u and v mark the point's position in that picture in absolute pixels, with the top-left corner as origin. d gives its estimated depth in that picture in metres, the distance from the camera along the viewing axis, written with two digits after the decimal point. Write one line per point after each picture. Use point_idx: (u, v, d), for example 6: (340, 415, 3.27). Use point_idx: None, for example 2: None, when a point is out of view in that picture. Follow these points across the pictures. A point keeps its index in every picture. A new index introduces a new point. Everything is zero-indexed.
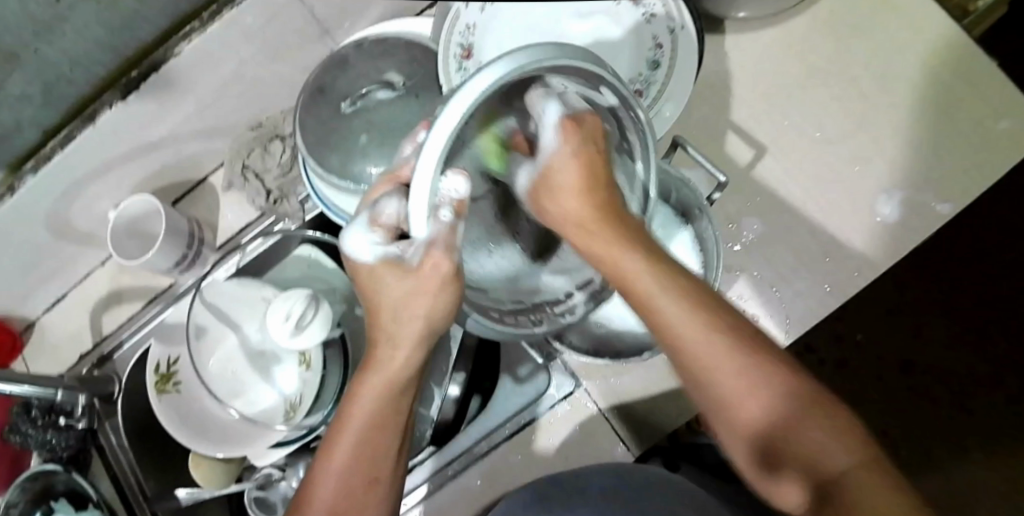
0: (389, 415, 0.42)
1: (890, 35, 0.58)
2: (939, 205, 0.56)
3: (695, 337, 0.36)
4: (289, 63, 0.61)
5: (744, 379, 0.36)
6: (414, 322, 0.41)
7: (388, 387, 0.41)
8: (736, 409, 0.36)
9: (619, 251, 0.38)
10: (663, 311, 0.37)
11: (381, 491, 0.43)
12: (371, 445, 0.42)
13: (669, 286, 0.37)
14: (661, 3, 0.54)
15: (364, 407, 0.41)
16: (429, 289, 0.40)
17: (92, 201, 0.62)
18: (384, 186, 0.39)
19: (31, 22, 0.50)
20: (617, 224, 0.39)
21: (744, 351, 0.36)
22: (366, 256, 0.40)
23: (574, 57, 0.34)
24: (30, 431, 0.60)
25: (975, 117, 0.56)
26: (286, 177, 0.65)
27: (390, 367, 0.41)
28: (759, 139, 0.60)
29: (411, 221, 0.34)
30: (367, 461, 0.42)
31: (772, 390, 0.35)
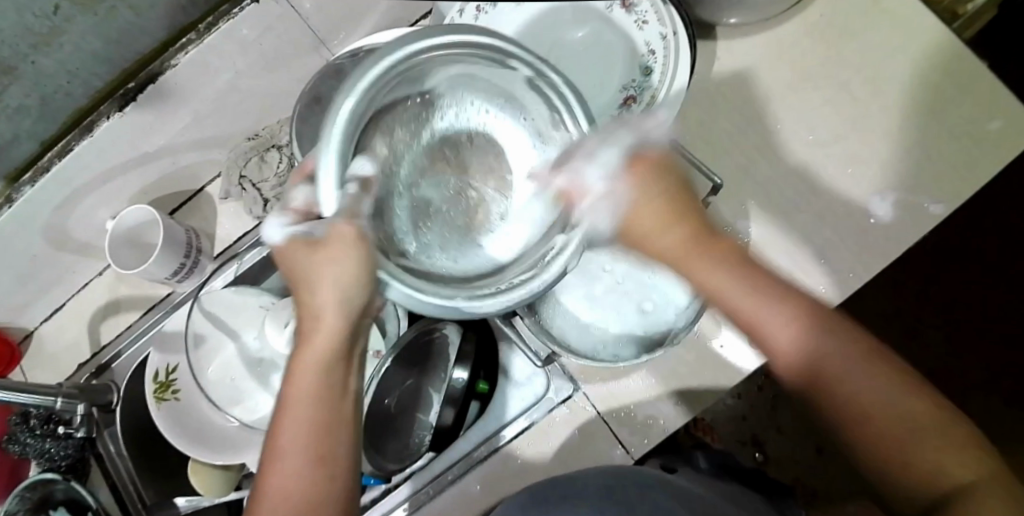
0: (329, 389, 0.41)
1: (881, 41, 0.59)
2: (933, 206, 0.57)
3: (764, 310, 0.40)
4: (286, 73, 0.62)
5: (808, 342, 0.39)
6: (329, 291, 0.41)
7: (321, 360, 0.41)
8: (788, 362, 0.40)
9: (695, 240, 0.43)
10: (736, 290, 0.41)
11: (338, 473, 0.41)
12: (318, 424, 0.41)
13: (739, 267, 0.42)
14: (652, 9, 0.55)
15: (302, 385, 0.41)
16: (337, 261, 0.40)
17: (88, 213, 0.62)
18: (298, 179, 0.42)
19: (28, 36, 0.51)
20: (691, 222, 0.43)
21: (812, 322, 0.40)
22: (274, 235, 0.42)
23: (460, 37, 0.38)
24: (30, 440, 0.61)
25: (967, 120, 0.57)
26: (282, 186, 0.63)
27: (317, 340, 0.42)
28: (752, 144, 0.60)
29: (320, 201, 0.36)
30: (316, 440, 0.40)
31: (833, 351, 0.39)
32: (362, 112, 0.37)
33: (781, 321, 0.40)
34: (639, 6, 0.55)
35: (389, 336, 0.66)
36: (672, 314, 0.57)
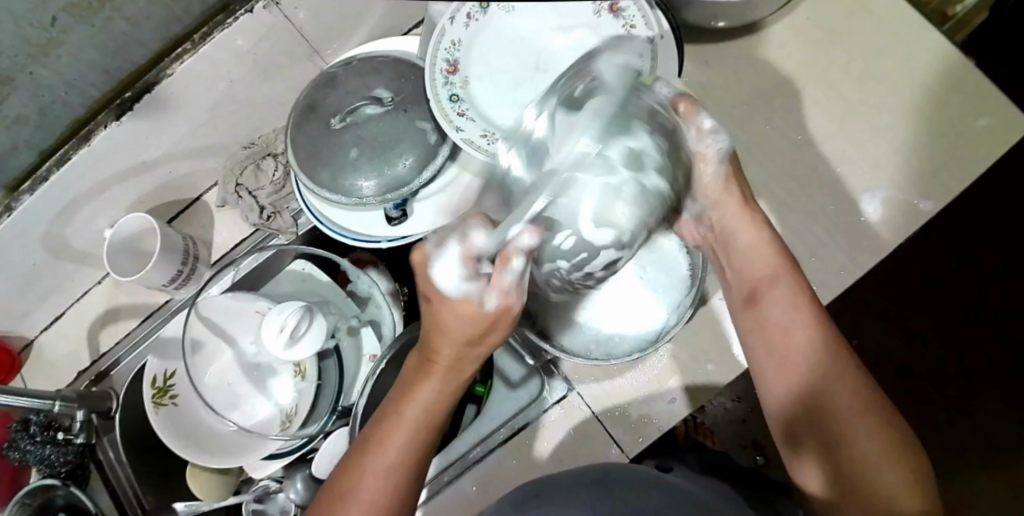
0: (436, 410, 0.47)
1: (863, 44, 0.60)
2: (920, 204, 0.57)
3: (784, 312, 0.46)
4: (280, 81, 0.63)
5: (810, 351, 0.44)
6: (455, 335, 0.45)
7: (443, 382, 0.47)
8: (792, 365, 0.45)
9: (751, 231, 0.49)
10: (767, 297, 0.47)
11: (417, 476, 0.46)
12: (420, 431, 0.46)
13: (779, 276, 0.47)
14: (639, 14, 0.56)
15: (406, 424, 0.46)
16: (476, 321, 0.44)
17: (86, 222, 0.63)
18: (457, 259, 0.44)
19: (26, 46, 0.50)
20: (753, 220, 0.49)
21: (822, 335, 0.45)
22: (451, 289, 0.44)
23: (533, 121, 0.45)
24: (30, 447, 0.61)
25: (952, 119, 0.57)
26: (278, 193, 0.65)
27: (445, 358, 0.47)
28: (741, 146, 0.61)
29: (443, 273, 0.44)
30: (404, 473, 0.45)
31: (830, 364, 0.43)
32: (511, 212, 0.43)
33: (798, 328, 0.45)
34: (627, 10, 0.56)
35: (385, 339, 0.68)
36: (663, 313, 0.58)
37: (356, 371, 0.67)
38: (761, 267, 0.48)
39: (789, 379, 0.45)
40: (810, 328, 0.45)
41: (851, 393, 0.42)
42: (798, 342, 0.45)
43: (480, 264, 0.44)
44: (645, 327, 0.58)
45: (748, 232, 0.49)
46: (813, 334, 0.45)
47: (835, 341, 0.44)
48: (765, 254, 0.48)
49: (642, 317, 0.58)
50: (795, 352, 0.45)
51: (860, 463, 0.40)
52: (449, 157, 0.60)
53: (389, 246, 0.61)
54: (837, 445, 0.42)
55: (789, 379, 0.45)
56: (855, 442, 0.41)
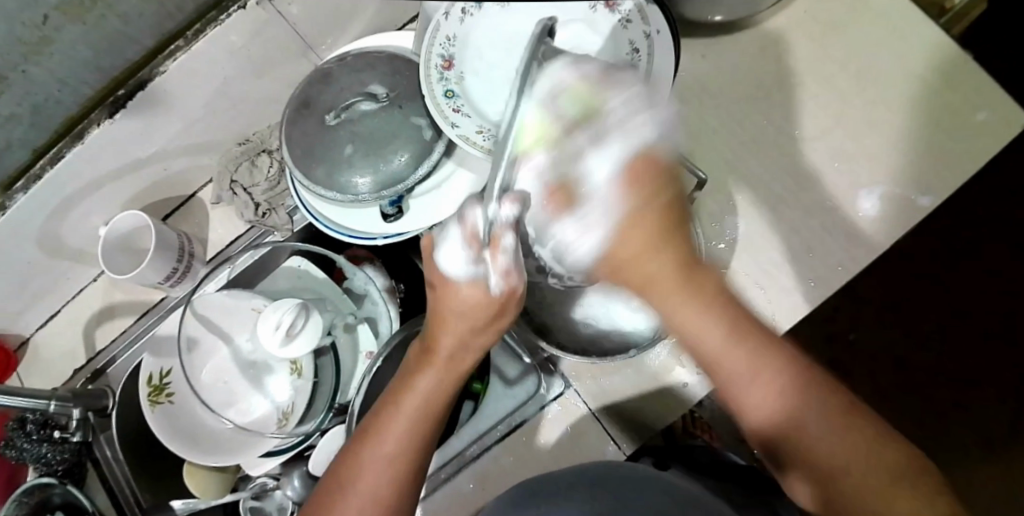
0: (436, 402, 0.47)
1: (860, 38, 0.60)
2: (917, 200, 0.57)
3: (733, 354, 0.41)
4: (275, 78, 0.62)
5: (772, 390, 0.41)
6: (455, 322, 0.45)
7: (442, 375, 0.47)
8: (760, 409, 0.41)
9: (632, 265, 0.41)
10: (707, 339, 0.41)
11: (416, 469, 0.46)
12: (419, 424, 0.46)
13: (705, 311, 0.41)
14: (636, 9, 0.56)
15: (404, 417, 0.46)
16: (481, 304, 0.44)
17: (81, 220, 0.62)
18: (466, 242, 0.41)
19: (19, 44, 0.49)
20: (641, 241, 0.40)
21: (776, 369, 0.41)
22: (458, 271, 0.43)
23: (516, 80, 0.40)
24: (28, 445, 0.60)
25: (948, 114, 0.57)
26: (273, 190, 0.65)
27: (446, 348, 0.46)
28: (737, 142, 0.61)
29: (447, 257, 0.43)
30: (409, 457, 0.45)
31: (794, 401, 0.41)
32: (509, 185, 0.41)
33: (750, 370, 0.41)
34: (622, 5, 0.56)
35: (381, 336, 0.68)
36: None
37: (353, 368, 0.67)
38: (700, 323, 0.41)
39: (765, 425, 0.42)
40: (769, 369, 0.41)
41: (826, 428, 0.40)
42: (759, 387, 0.41)
43: (482, 247, 0.41)
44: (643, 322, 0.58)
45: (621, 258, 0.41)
46: (777, 376, 0.41)
47: (792, 370, 0.41)
48: (694, 306, 0.41)
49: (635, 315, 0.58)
50: (761, 397, 0.41)
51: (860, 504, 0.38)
52: (444, 153, 0.60)
53: (384, 242, 0.61)
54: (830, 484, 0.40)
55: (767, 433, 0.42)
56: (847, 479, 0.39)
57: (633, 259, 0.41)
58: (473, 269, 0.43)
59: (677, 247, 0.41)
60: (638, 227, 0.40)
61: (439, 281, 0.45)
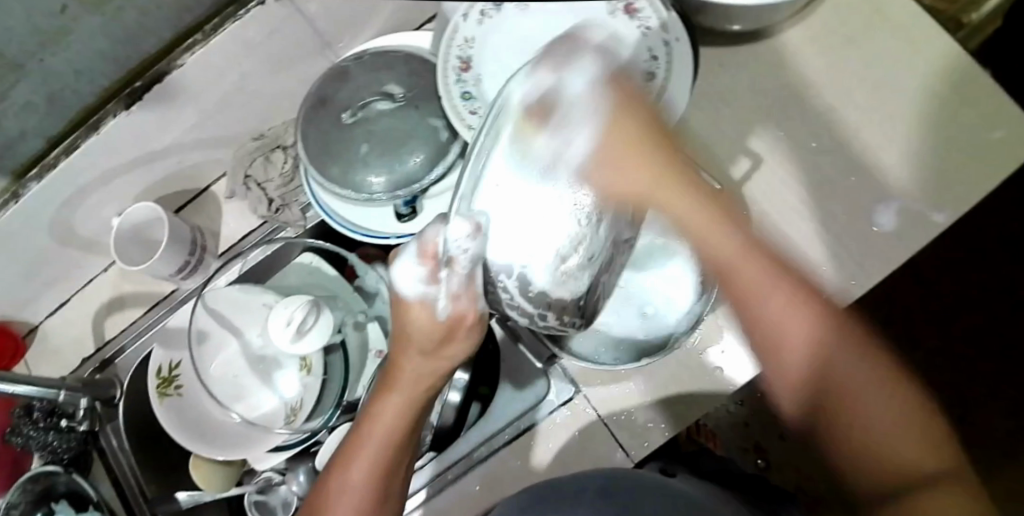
0: (403, 429, 0.48)
1: (879, 50, 0.59)
2: (934, 215, 0.57)
3: (771, 303, 0.39)
4: (292, 73, 0.62)
5: (808, 326, 0.39)
6: (412, 356, 0.47)
7: (404, 405, 0.48)
8: (793, 345, 0.39)
9: (712, 226, 0.41)
10: (732, 259, 0.40)
11: (388, 489, 0.49)
12: (388, 453, 0.48)
13: (720, 233, 0.41)
14: (656, 16, 0.56)
15: (371, 444, 0.48)
16: (436, 332, 0.45)
17: (94, 209, 0.62)
18: (423, 261, 0.42)
19: (36, 33, 0.49)
20: (663, 152, 0.40)
21: (804, 303, 0.39)
22: (411, 289, 0.44)
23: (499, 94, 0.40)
24: (33, 433, 0.61)
25: (971, 128, 0.57)
26: (286, 186, 0.65)
27: (407, 372, 0.48)
28: (754, 150, 0.61)
29: (399, 274, 0.44)
30: (374, 486, 0.48)
31: (830, 340, 0.38)
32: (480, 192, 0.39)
33: (792, 313, 0.39)
34: (643, 12, 0.56)
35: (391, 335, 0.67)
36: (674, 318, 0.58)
37: (362, 366, 0.66)
38: (716, 239, 0.41)
39: (794, 381, 0.39)
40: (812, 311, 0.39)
41: (866, 371, 0.38)
42: (799, 323, 0.39)
43: (438, 264, 0.42)
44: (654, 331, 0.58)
45: (704, 231, 0.41)
46: (805, 313, 0.39)
47: (837, 320, 0.39)
48: (696, 206, 0.41)
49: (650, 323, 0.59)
50: (790, 341, 0.39)
51: (881, 448, 0.37)
52: None
53: (397, 242, 0.61)
54: (870, 440, 0.38)
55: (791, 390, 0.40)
56: (865, 419, 0.38)
57: (619, 176, 0.40)
58: (422, 296, 0.44)
59: (651, 168, 0.40)
60: (658, 146, 0.40)
61: (398, 298, 0.46)
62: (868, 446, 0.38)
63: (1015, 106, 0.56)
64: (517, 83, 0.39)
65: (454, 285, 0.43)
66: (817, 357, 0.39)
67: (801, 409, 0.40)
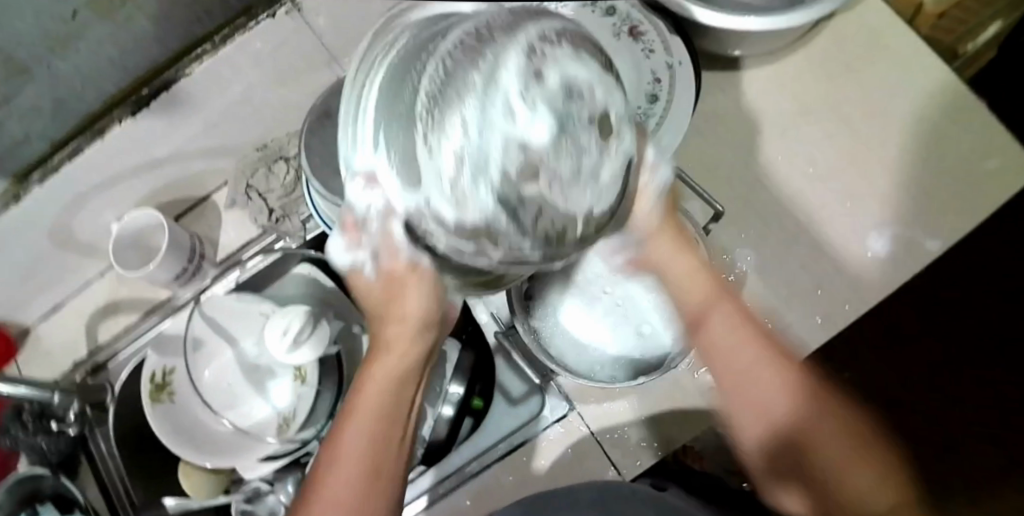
0: (390, 400, 0.45)
1: (875, 81, 0.61)
2: (926, 243, 0.58)
3: (745, 354, 0.44)
4: (297, 86, 0.63)
5: (780, 391, 0.42)
6: (392, 318, 0.46)
7: (389, 379, 0.45)
8: (763, 412, 0.43)
9: (723, 303, 0.46)
10: (715, 329, 0.45)
11: (383, 481, 0.42)
12: (374, 420, 0.43)
13: (699, 275, 0.47)
14: (659, 38, 0.57)
15: (354, 412, 0.43)
16: (399, 286, 0.44)
17: (94, 213, 0.62)
18: (347, 234, 0.42)
19: (46, 38, 0.49)
20: (687, 246, 0.48)
21: (774, 361, 0.43)
22: (340, 260, 0.44)
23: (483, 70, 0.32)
24: (22, 434, 0.60)
25: (962, 158, 0.59)
26: (287, 196, 0.67)
27: (388, 340, 0.46)
28: (751, 174, 0.62)
29: (333, 249, 0.44)
30: (365, 466, 0.42)
31: (800, 400, 0.42)
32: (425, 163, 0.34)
33: (748, 341, 0.44)
34: (646, 34, 0.57)
35: None
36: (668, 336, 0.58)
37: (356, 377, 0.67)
38: (695, 289, 0.47)
39: (764, 425, 0.43)
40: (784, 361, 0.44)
41: (831, 431, 0.41)
42: (771, 395, 0.43)
43: (356, 236, 0.41)
44: (647, 351, 0.59)
45: (679, 264, 0.48)
46: (766, 343, 0.44)
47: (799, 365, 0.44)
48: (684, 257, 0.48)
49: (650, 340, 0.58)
50: (767, 411, 0.43)
51: (828, 472, 0.41)
52: None
53: None
54: (833, 484, 0.41)
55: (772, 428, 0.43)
56: (830, 451, 0.41)
57: (673, 252, 0.48)
58: (357, 262, 0.44)
59: (678, 244, 0.48)
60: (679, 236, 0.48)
61: (358, 283, 0.46)
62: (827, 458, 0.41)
63: (1009, 139, 0.58)
64: (506, 70, 0.32)
65: (376, 243, 0.41)
66: (792, 416, 0.42)
67: (766, 475, 0.44)
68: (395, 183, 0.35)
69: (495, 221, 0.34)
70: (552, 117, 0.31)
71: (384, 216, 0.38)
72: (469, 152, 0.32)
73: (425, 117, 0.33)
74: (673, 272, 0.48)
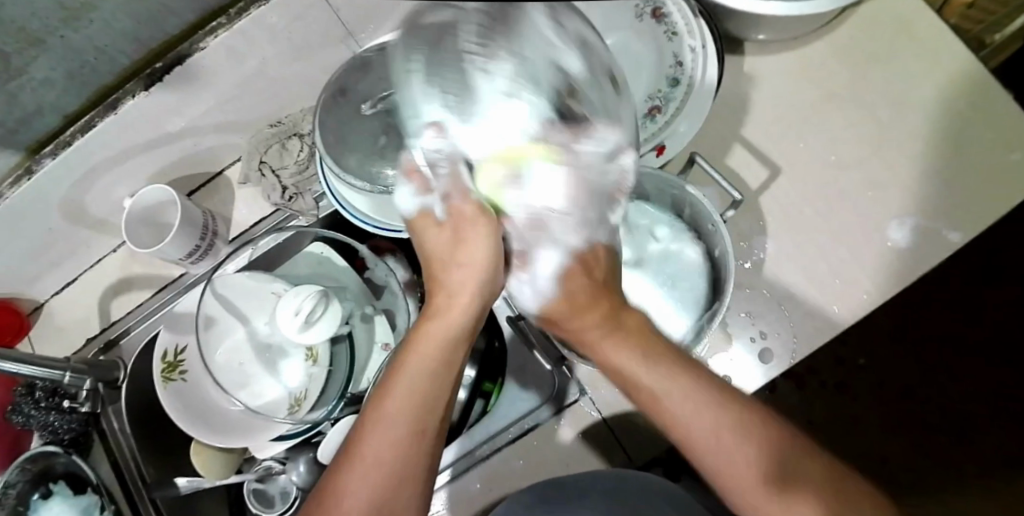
0: (447, 356, 0.43)
1: (904, 65, 0.59)
2: (949, 234, 0.57)
3: (705, 423, 0.41)
4: (312, 62, 0.62)
5: (752, 454, 0.40)
6: (460, 269, 0.44)
7: (444, 336, 0.43)
8: (743, 479, 0.40)
9: (668, 379, 0.42)
10: (673, 408, 0.42)
11: (428, 441, 0.41)
12: (430, 377, 0.42)
13: (642, 344, 0.44)
14: (683, 20, 0.56)
15: (411, 367, 0.42)
16: (464, 220, 0.43)
17: (106, 189, 0.62)
18: (410, 178, 0.44)
19: (59, 8, 0.48)
20: (622, 316, 0.45)
21: (737, 420, 0.41)
22: (407, 205, 0.45)
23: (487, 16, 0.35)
24: (34, 412, 0.60)
25: (987, 149, 0.57)
26: (301, 174, 0.65)
27: (453, 292, 0.44)
28: (774, 160, 0.60)
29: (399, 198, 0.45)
30: (413, 422, 0.41)
31: (770, 459, 0.40)
32: (465, 112, 0.38)
33: (706, 412, 0.41)
34: (669, 16, 0.56)
35: (398, 329, 0.67)
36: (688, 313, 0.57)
37: (368, 359, 0.66)
38: (635, 358, 0.43)
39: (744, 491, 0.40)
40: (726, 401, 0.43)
41: (815, 484, 0.40)
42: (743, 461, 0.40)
43: (423, 181, 0.44)
44: (676, 331, 0.56)
45: (618, 338, 0.44)
46: (724, 408, 0.41)
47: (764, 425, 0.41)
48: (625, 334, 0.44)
49: (659, 320, 0.57)
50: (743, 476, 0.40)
51: None
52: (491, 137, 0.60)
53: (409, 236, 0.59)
54: None
55: (758, 494, 0.40)
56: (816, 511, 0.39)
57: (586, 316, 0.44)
58: (422, 207, 0.45)
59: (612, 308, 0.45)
60: (603, 305, 0.44)
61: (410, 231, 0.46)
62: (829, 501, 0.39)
63: None
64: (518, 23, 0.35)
65: (444, 185, 0.43)
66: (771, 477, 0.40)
67: None
68: (460, 134, 0.39)
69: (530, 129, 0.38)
70: (557, 58, 0.38)
71: (451, 160, 0.41)
72: (493, 83, 0.37)
73: (449, 59, 0.36)
74: (603, 350, 0.44)
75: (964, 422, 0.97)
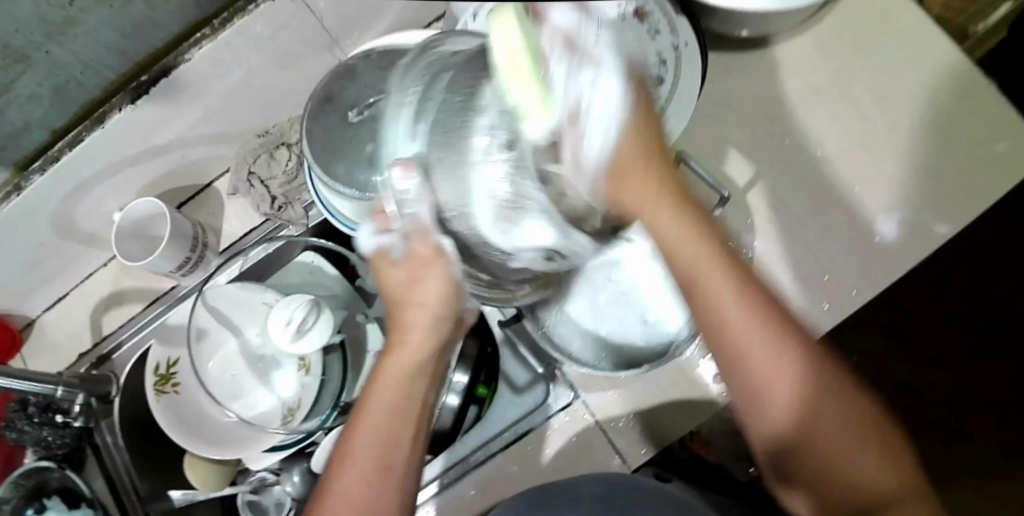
0: (409, 393, 0.43)
1: (885, 60, 0.59)
2: (937, 227, 0.57)
3: (759, 338, 0.37)
4: (297, 71, 0.62)
5: (796, 377, 0.37)
6: (413, 307, 0.43)
7: (402, 371, 0.43)
8: (779, 403, 0.37)
9: (719, 279, 0.37)
10: (725, 308, 0.37)
11: (395, 477, 0.42)
12: (390, 416, 0.43)
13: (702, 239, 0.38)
14: (665, 18, 0.55)
15: (373, 409, 0.42)
16: (419, 267, 0.42)
17: (95, 203, 0.62)
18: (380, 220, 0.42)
19: (44, 24, 0.49)
20: (696, 221, 0.38)
21: (786, 338, 0.37)
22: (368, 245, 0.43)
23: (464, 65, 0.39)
24: (27, 427, 0.59)
25: (972, 140, 0.57)
26: (290, 183, 0.65)
27: (409, 327, 0.43)
28: (759, 159, 0.60)
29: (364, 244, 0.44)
30: (375, 464, 0.42)
31: (812, 389, 0.37)
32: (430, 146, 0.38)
33: (755, 324, 0.37)
34: (651, 13, 0.54)
35: None
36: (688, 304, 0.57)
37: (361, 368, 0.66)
38: (689, 250, 0.38)
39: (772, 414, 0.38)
40: (786, 343, 0.37)
41: (846, 420, 0.37)
42: (785, 382, 0.37)
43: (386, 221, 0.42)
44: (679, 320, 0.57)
45: (674, 225, 0.38)
46: (774, 325, 0.37)
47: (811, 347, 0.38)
48: (690, 228, 0.38)
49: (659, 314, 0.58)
50: (776, 400, 0.37)
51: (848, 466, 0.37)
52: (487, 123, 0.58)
53: None
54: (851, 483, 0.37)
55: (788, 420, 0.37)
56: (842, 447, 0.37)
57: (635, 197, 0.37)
58: (381, 251, 0.43)
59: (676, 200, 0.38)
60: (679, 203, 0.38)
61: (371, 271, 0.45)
62: (836, 465, 0.37)
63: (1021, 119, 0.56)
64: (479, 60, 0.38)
65: (405, 225, 0.40)
66: (808, 407, 0.37)
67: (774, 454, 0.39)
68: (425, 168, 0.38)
69: (488, 182, 0.36)
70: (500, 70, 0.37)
71: (417, 201, 0.39)
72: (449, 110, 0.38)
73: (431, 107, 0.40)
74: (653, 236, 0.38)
75: (962, 416, 0.96)
